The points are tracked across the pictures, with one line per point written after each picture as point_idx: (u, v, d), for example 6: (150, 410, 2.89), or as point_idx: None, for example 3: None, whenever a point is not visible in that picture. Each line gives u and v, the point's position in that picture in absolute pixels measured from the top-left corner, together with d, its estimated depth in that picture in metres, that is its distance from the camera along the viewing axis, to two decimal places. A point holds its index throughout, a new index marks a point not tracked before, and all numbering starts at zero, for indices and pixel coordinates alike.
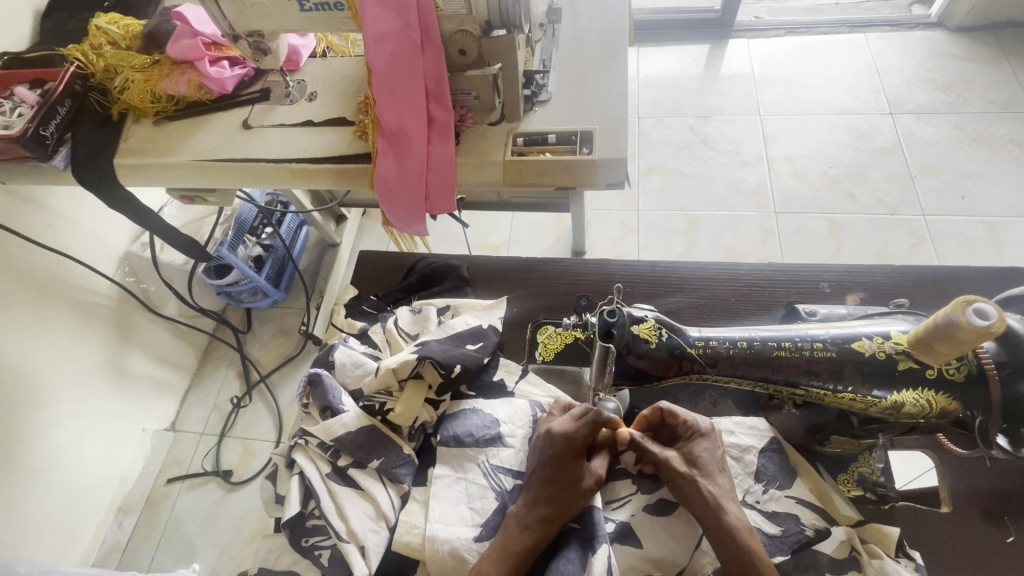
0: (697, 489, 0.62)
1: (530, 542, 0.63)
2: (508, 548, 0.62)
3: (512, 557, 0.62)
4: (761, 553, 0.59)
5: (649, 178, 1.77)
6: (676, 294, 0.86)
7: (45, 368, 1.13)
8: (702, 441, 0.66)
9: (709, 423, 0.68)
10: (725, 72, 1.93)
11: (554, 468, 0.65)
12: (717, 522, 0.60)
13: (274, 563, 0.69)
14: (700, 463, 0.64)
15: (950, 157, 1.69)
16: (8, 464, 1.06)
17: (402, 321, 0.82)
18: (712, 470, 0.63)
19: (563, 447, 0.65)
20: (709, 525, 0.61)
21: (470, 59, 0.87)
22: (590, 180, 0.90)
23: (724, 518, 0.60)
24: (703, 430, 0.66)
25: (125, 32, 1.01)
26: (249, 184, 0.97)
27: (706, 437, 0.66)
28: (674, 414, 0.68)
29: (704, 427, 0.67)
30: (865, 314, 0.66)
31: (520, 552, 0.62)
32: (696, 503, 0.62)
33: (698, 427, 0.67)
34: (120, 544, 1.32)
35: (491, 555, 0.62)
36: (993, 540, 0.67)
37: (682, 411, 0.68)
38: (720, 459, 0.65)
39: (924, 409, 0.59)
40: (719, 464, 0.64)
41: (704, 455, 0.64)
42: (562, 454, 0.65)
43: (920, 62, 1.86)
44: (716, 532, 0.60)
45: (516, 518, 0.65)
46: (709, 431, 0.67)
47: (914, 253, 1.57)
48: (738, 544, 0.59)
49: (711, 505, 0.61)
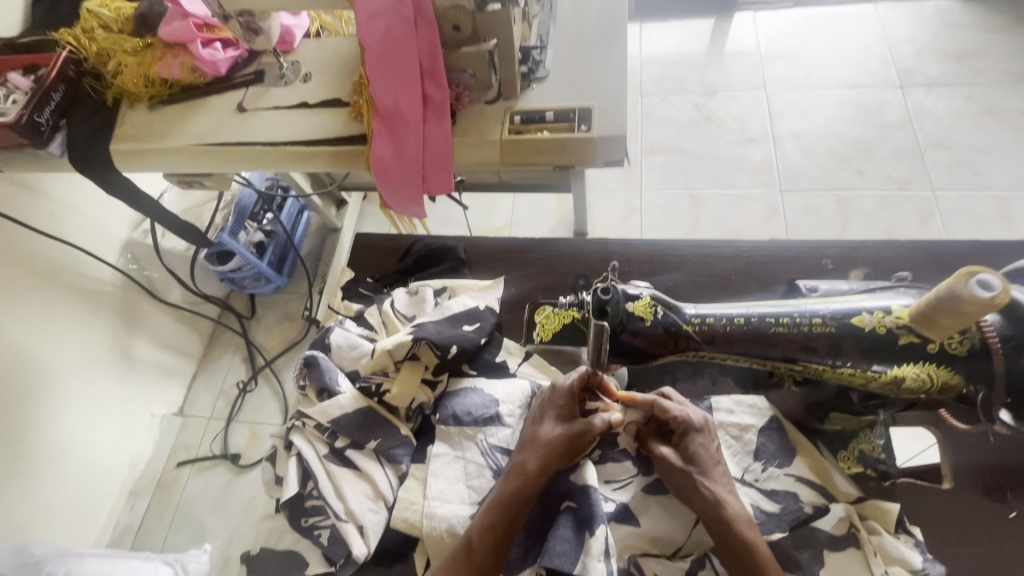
0: (694, 487, 0.62)
1: (519, 488, 0.63)
2: (500, 501, 0.62)
3: (500, 505, 0.62)
4: (759, 542, 0.59)
5: (652, 157, 1.74)
6: (674, 272, 0.85)
7: (52, 354, 1.14)
8: (697, 436, 0.65)
9: (703, 417, 0.67)
10: (730, 47, 1.88)
11: (550, 420, 0.67)
12: (716, 516, 0.60)
13: (276, 543, 0.69)
14: (697, 458, 0.64)
15: (961, 131, 1.65)
16: (17, 449, 1.07)
17: (398, 303, 0.82)
18: (709, 465, 0.63)
19: (561, 399, 0.68)
20: (707, 518, 0.61)
21: (465, 36, 0.84)
22: (589, 158, 0.89)
23: (723, 510, 0.60)
24: (697, 425, 0.66)
25: (117, 15, 0.97)
26: (244, 167, 0.97)
27: (700, 433, 0.66)
28: (665, 410, 0.66)
29: (696, 421, 0.66)
30: (867, 288, 0.65)
31: (508, 499, 0.62)
32: (694, 498, 0.62)
33: (691, 422, 0.66)
34: (133, 526, 1.34)
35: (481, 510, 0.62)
36: (996, 516, 0.67)
37: (675, 407, 0.67)
38: (716, 452, 0.65)
39: (923, 384, 0.58)
40: (715, 456, 0.65)
41: (699, 450, 0.64)
42: (559, 408, 0.67)
43: (932, 32, 1.80)
44: (716, 527, 0.60)
45: (508, 469, 0.65)
46: (703, 425, 0.66)
47: (923, 229, 1.54)
48: (736, 535, 0.59)
49: (709, 501, 0.61)
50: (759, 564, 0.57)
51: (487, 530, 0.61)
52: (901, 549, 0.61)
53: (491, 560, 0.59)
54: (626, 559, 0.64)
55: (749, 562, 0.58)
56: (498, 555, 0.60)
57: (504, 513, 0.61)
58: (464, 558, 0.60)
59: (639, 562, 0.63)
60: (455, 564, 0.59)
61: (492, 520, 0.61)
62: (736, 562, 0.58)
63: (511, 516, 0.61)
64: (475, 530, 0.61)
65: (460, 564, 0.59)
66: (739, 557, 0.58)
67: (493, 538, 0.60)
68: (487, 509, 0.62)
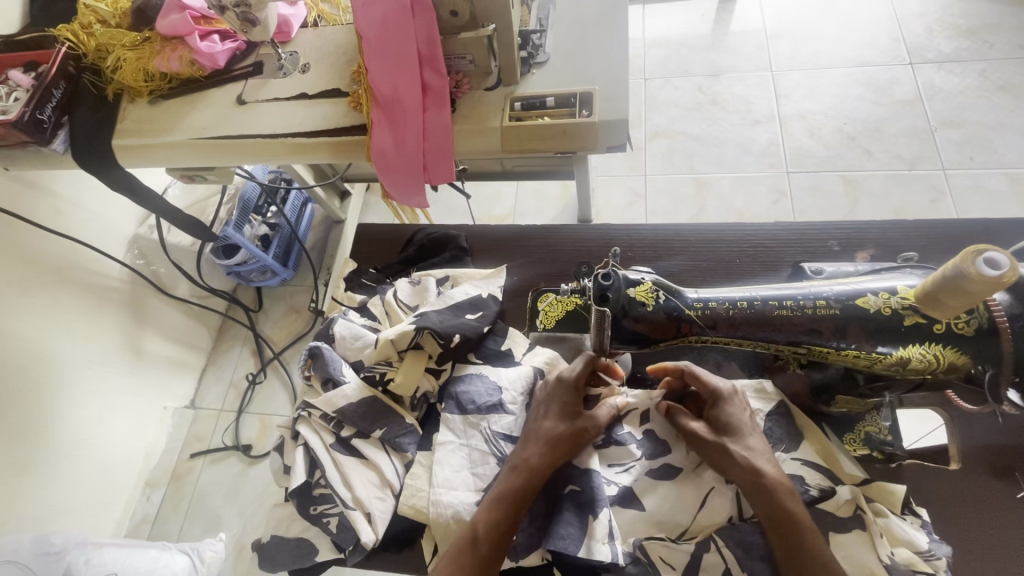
0: (730, 458, 0.62)
1: (524, 482, 0.63)
2: (503, 494, 0.62)
3: (506, 500, 0.62)
4: (799, 513, 0.58)
5: (656, 141, 1.73)
6: (678, 256, 0.84)
7: (65, 349, 1.15)
8: (726, 404, 0.66)
9: (731, 387, 0.67)
10: (736, 28, 1.84)
11: (554, 415, 0.67)
12: (756, 482, 0.60)
13: (286, 531, 0.70)
14: (729, 427, 0.64)
15: (973, 108, 1.61)
16: (33, 442, 1.09)
17: (400, 293, 0.82)
18: (742, 433, 0.64)
19: (565, 392, 0.68)
20: (748, 486, 0.60)
21: (463, 21, 0.82)
22: (591, 142, 0.87)
23: (763, 476, 0.60)
24: (725, 395, 0.66)
25: (114, 9, 0.97)
26: (246, 161, 0.96)
27: (729, 403, 0.66)
28: (696, 376, 0.68)
29: (725, 391, 0.67)
30: (872, 269, 0.64)
31: (513, 494, 0.62)
32: (731, 468, 0.62)
33: (720, 392, 0.66)
34: (149, 516, 1.37)
35: (486, 503, 0.62)
36: (1003, 496, 0.67)
37: (703, 375, 0.68)
38: (749, 419, 0.65)
39: (931, 364, 0.57)
40: (749, 424, 0.65)
41: (729, 420, 0.64)
42: (563, 402, 0.67)
43: (944, 7, 1.75)
44: (757, 495, 0.59)
45: (511, 463, 0.65)
46: (732, 395, 0.67)
47: (933, 209, 1.52)
48: (777, 504, 0.58)
49: (747, 470, 0.61)
50: (803, 536, 0.57)
51: (493, 522, 0.61)
52: (907, 531, 0.61)
53: (498, 552, 0.60)
54: (630, 543, 0.65)
55: (792, 532, 0.57)
56: (504, 546, 0.60)
57: (509, 506, 0.61)
58: (470, 550, 0.59)
59: (644, 545, 0.63)
60: (461, 555, 0.60)
61: (498, 513, 0.61)
62: (780, 533, 0.57)
63: (516, 509, 0.62)
64: (501, 514, 0.61)
65: (466, 558, 0.59)
66: (782, 526, 0.58)
67: (498, 530, 0.60)
68: (506, 495, 0.62)
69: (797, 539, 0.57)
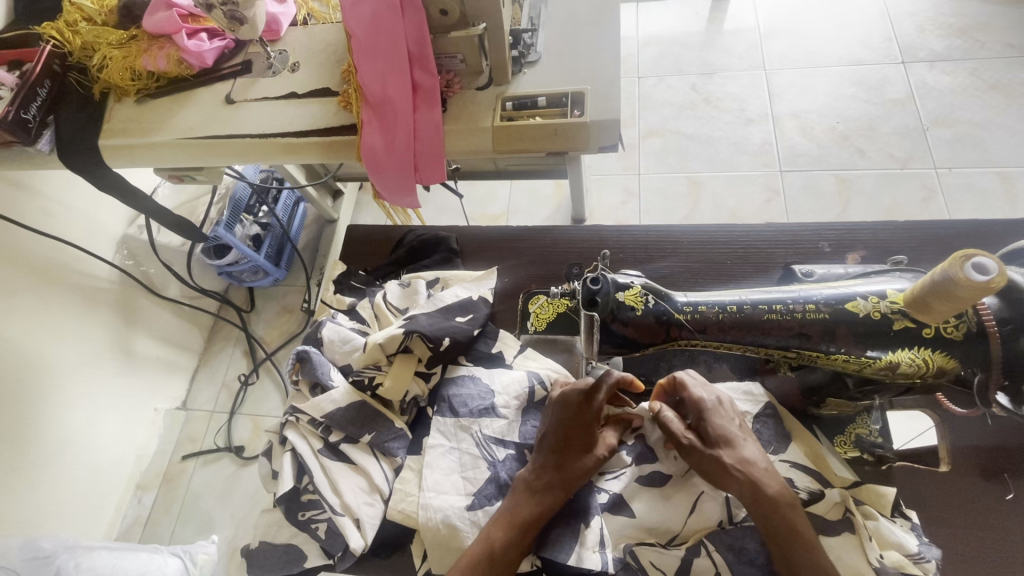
0: (724, 470, 0.61)
1: (536, 509, 0.62)
2: (513, 517, 0.62)
3: (521, 523, 0.61)
4: (800, 525, 0.58)
5: (650, 140, 1.72)
6: (669, 258, 0.84)
7: (53, 352, 1.14)
8: (712, 417, 0.65)
9: (716, 398, 0.67)
10: (729, 26, 1.84)
11: (563, 436, 0.65)
12: (755, 496, 0.59)
13: (274, 536, 0.69)
14: (721, 438, 0.63)
15: (964, 107, 1.62)
16: (19, 445, 1.07)
17: (390, 296, 0.81)
18: (735, 443, 0.63)
19: (569, 413, 0.66)
20: (746, 500, 0.60)
21: (453, 20, 0.81)
22: (582, 142, 0.87)
23: (761, 489, 0.59)
24: (710, 406, 0.66)
25: (100, 6, 0.95)
26: (234, 161, 0.95)
27: (717, 412, 0.65)
28: (684, 386, 0.68)
29: (709, 403, 0.66)
30: (863, 272, 0.63)
31: (533, 516, 0.62)
32: (726, 479, 0.61)
33: (705, 404, 0.66)
34: (141, 519, 1.36)
35: (500, 521, 0.62)
36: (991, 498, 0.67)
37: (691, 385, 0.68)
38: (738, 428, 0.64)
39: (920, 368, 0.57)
40: (739, 432, 0.64)
41: (721, 431, 0.64)
42: (566, 422, 0.66)
43: (935, 6, 1.75)
44: (758, 510, 0.59)
45: (522, 486, 0.64)
46: (716, 405, 0.66)
47: (925, 208, 1.52)
48: (780, 516, 0.58)
49: (746, 482, 0.60)
50: (802, 553, 0.57)
51: (509, 544, 0.60)
52: (897, 533, 0.61)
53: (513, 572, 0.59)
54: (621, 548, 0.65)
55: (790, 542, 0.57)
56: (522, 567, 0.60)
57: (522, 531, 0.61)
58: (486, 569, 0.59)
59: (634, 551, 0.63)
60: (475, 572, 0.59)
61: (511, 538, 0.60)
62: (778, 542, 0.58)
63: (529, 535, 0.61)
64: (504, 534, 0.61)
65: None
66: (779, 536, 0.58)
67: (518, 553, 0.60)
68: (509, 519, 0.62)
69: (797, 550, 0.57)
